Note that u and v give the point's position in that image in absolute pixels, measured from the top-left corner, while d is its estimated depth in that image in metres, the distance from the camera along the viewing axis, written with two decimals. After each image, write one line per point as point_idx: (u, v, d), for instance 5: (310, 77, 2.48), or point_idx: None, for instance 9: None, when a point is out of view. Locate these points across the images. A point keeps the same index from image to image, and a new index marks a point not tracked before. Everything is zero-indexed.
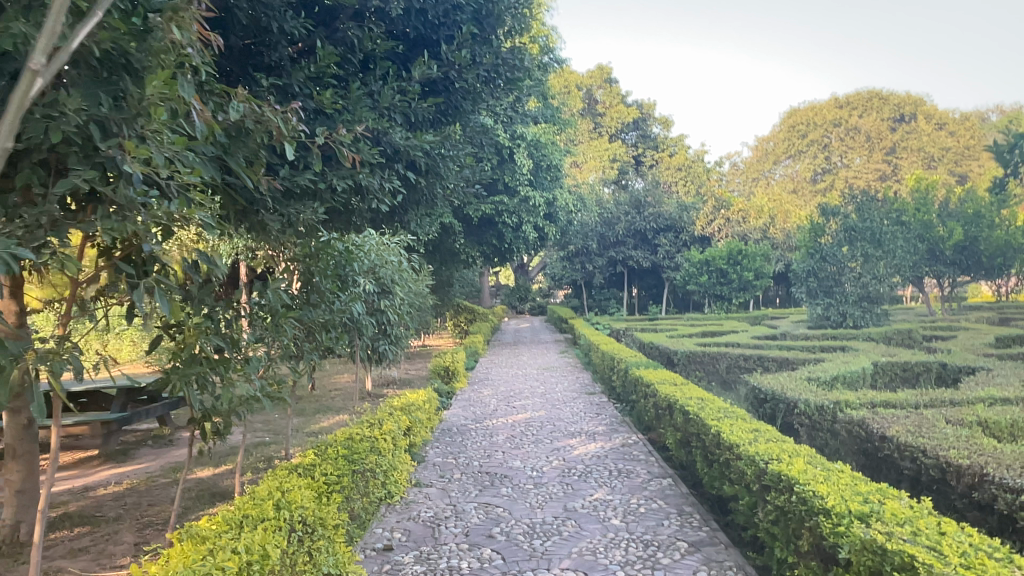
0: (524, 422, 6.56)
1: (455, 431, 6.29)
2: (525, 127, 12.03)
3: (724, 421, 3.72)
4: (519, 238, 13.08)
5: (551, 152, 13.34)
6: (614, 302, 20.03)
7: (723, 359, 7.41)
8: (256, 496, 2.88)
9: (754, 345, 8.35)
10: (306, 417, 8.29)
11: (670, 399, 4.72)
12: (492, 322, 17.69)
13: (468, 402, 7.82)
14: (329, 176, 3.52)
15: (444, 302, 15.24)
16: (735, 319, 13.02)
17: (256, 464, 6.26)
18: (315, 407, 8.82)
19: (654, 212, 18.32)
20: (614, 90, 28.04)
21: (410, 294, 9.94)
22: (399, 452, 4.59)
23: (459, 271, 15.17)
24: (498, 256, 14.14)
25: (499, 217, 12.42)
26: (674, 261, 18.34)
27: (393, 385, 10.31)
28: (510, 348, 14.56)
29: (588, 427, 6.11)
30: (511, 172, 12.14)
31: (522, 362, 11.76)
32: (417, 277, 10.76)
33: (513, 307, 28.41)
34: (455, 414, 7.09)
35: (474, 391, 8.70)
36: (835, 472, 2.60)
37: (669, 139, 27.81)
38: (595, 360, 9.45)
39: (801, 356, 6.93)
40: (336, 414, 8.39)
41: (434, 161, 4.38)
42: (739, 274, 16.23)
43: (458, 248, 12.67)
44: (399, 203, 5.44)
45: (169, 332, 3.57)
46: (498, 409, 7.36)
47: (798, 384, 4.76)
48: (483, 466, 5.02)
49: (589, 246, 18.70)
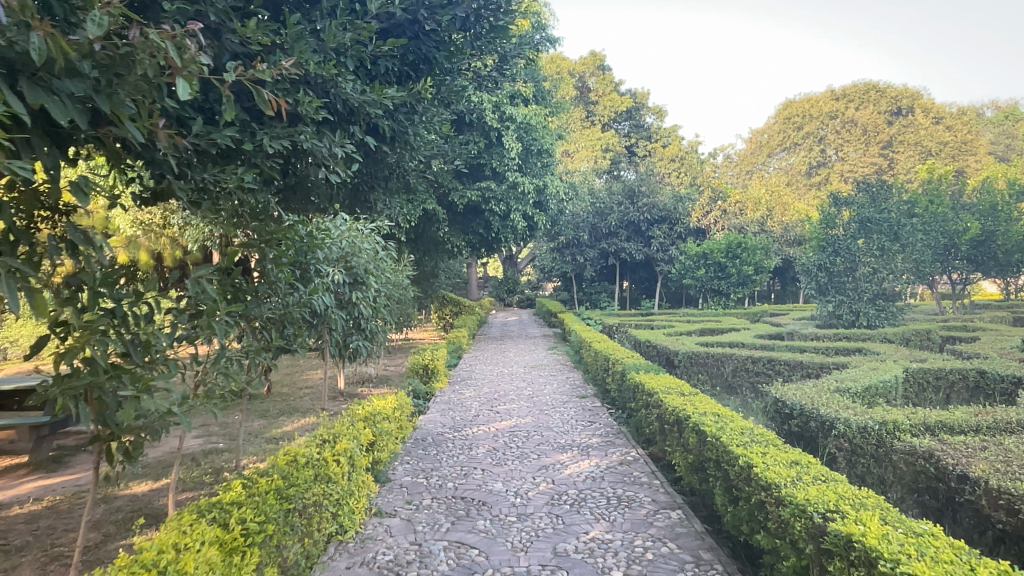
0: (508, 431, 5.82)
1: (430, 442, 5.54)
2: (514, 110, 11.28)
3: (753, 448, 3.01)
4: (508, 228, 12.35)
5: (543, 136, 12.54)
6: (606, 295, 19.34)
7: (729, 361, 6.73)
8: (135, 559, 2.11)
9: (760, 345, 7.64)
10: (269, 420, 7.52)
11: (680, 413, 4.00)
12: (478, 316, 16.94)
13: (447, 405, 7.08)
14: (259, 136, 2.77)
15: (428, 294, 14.47)
16: (735, 315, 12.36)
17: (202, 477, 5.50)
18: (280, 408, 8.05)
19: (648, 202, 17.56)
20: (606, 78, 27.32)
21: (387, 285, 9.16)
22: (356, 475, 3.84)
23: (444, 261, 14.39)
24: (484, 247, 13.40)
25: (485, 204, 11.68)
26: (668, 254, 17.66)
27: (369, 384, 9.55)
28: (496, 343, 13.83)
29: (580, 439, 5.38)
30: (499, 157, 11.41)
31: (508, 359, 11.02)
32: (396, 267, 10.01)
33: (501, 300, 27.65)
34: (431, 420, 6.33)
35: (454, 392, 7.97)
36: (929, 544, 1.92)
37: (663, 129, 27.07)
38: (587, 360, 8.74)
39: (817, 360, 6.27)
40: (302, 416, 7.64)
41: (402, 126, 3.63)
42: (739, 268, 15.58)
43: (442, 238, 11.92)
44: (364, 178, 4.68)
45: (53, 334, 2.74)
46: (480, 414, 6.63)
47: (829, 397, 4.07)
48: (457, 489, 4.27)
49: (580, 237, 17.99)
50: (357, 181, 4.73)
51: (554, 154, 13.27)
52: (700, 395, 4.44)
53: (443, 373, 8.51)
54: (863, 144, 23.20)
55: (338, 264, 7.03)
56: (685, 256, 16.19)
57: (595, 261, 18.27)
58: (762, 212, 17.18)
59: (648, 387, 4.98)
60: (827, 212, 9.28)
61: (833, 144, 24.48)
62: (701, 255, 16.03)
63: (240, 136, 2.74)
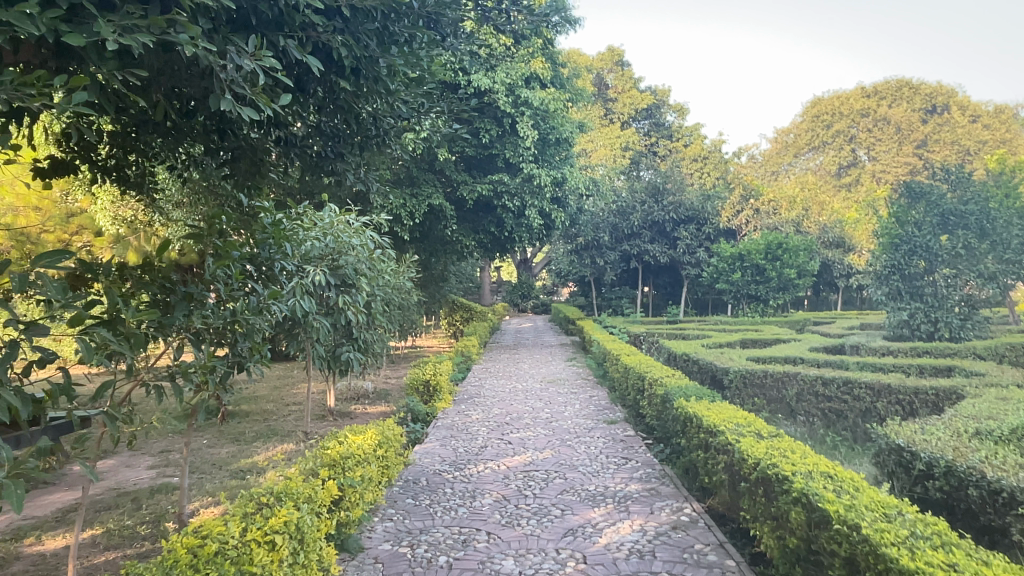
0: (521, 470, 4.64)
1: (423, 486, 4.36)
2: (530, 94, 10.16)
3: (925, 555, 1.88)
4: (523, 227, 11.21)
5: (563, 125, 11.31)
6: (628, 301, 18.09)
7: (793, 382, 5.54)
8: None
9: (823, 360, 6.41)
10: (241, 447, 6.40)
11: (767, 469, 2.82)
12: (491, 322, 15.74)
13: (450, 432, 5.91)
14: (100, 27, 1.61)
15: (435, 299, 13.34)
16: (776, 324, 11.10)
17: (137, 528, 4.36)
18: (257, 432, 6.91)
19: (675, 200, 16.31)
20: (625, 74, 26.20)
21: (385, 288, 8.05)
22: (306, 558, 2.69)
23: (452, 263, 13.26)
24: (497, 249, 12.27)
25: (497, 199, 10.58)
26: (696, 257, 16.42)
27: (364, 401, 8.40)
28: (510, 352, 12.61)
29: (613, 487, 4.18)
30: (512, 147, 10.30)
31: (522, 372, 9.84)
32: (396, 268, 8.91)
33: (515, 306, 26.45)
34: (427, 453, 5.17)
35: (460, 412, 6.83)
36: None
37: (684, 128, 25.76)
38: (614, 375, 7.54)
39: (909, 383, 5.05)
40: (280, 442, 6.50)
41: (371, 53, 2.55)
42: (779, 271, 14.27)
43: (450, 236, 10.82)
44: (334, 139, 3.57)
45: None
46: (488, 444, 5.45)
47: (982, 448, 2.91)
48: (453, 566, 3.10)
49: (600, 239, 16.71)
50: (323, 148, 3.62)
51: (574, 146, 12.13)
52: (797, 441, 3.26)
53: (448, 390, 7.36)
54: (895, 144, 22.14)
55: (319, 263, 5.90)
56: (719, 258, 14.90)
57: (615, 264, 17.02)
58: (797, 212, 15.97)
59: (706, 422, 3.76)
60: (892, 206, 8.05)
61: (864, 143, 23.24)
62: (737, 257, 14.73)
63: (66, 27, 1.60)
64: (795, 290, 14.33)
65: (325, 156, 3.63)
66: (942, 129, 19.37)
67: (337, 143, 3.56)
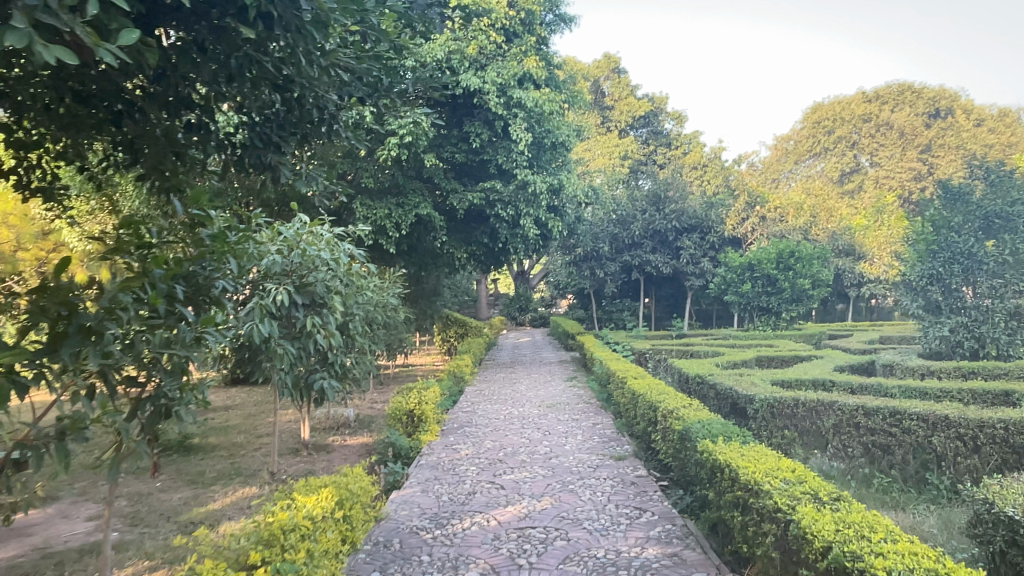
0: (514, 526, 3.88)
1: (395, 551, 3.58)
2: (523, 94, 9.42)
3: None
4: (517, 238, 10.46)
5: (561, 129, 10.60)
6: (629, 314, 17.32)
7: (829, 413, 4.83)
8: None
9: (858, 382, 5.68)
10: (198, 492, 5.62)
11: (842, 560, 2.08)
12: (487, 338, 14.96)
13: (435, 473, 5.14)
14: None
15: (427, 316, 12.59)
16: (791, 339, 10.36)
17: None
18: (219, 471, 6.14)
19: (677, 208, 15.60)
20: (621, 81, 25.60)
21: (365, 307, 7.30)
22: None
23: (445, 277, 12.52)
24: (492, 262, 11.54)
25: (489, 208, 9.86)
26: (700, 268, 15.69)
27: (344, 431, 7.62)
28: (506, 371, 11.85)
29: (625, 551, 3.43)
30: (505, 152, 9.61)
31: (519, 394, 9.08)
32: (380, 283, 8.20)
33: (513, 319, 25.63)
34: (405, 503, 4.40)
35: (448, 446, 6.08)
36: None
37: (683, 135, 25.14)
38: (620, 400, 6.80)
39: (970, 414, 4.34)
40: (243, 484, 5.72)
41: None
42: (793, 281, 13.46)
43: (439, 248, 10.11)
44: (263, 121, 2.83)
45: None
46: (477, 488, 4.68)
47: None
48: None
49: (599, 249, 15.90)
50: (249, 136, 2.88)
51: (572, 152, 11.43)
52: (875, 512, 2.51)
53: (435, 420, 6.59)
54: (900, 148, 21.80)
55: (280, 279, 5.17)
56: (728, 268, 14.14)
57: (616, 276, 16.25)
58: (805, 219, 15.70)
59: (745, 477, 3.00)
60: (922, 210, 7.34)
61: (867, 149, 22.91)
62: (747, 267, 13.93)
63: None
64: (810, 302, 13.52)
65: (251, 146, 2.91)
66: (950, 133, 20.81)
67: (267, 126, 2.84)
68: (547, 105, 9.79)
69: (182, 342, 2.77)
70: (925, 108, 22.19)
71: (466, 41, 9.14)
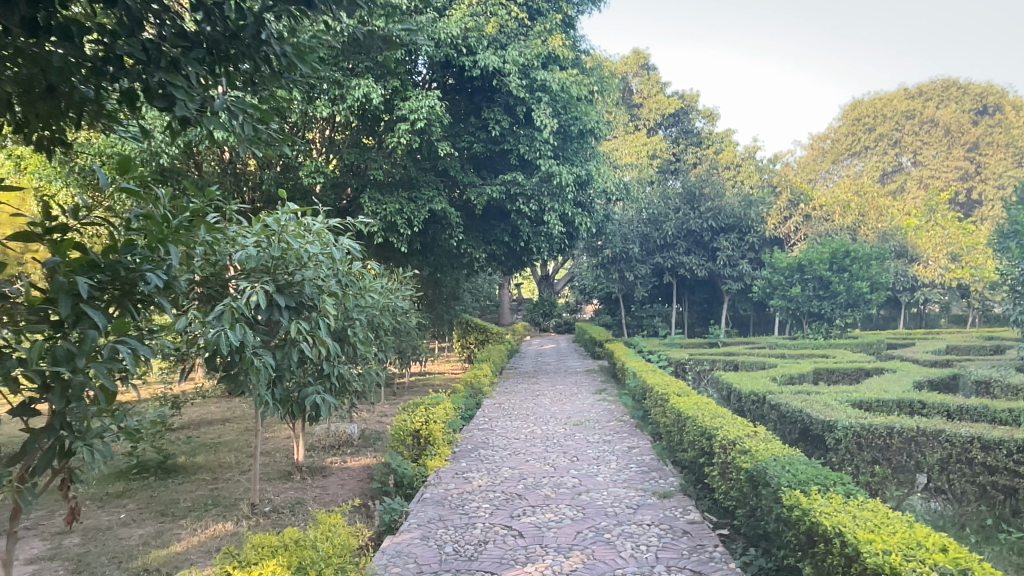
0: None
1: None
2: (549, 76, 8.52)
3: None
4: (541, 236, 9.54)
5: (591, 115, 9.69)
6: (660, 319, 16.30)
7: (935, 446, 3.83)
8: None
9: (959, 405, 4.64)
10: (164, 527, 4.77)
11: None
12: (509, 344, 14.04)
13: (442, 512, 4.21)
14: None
15: (443, 320, 11.70)
16: (847, 348, 9.35)
17: None
18: (193, 501, 5.29)
19: (713, 206, 14.56)
20: (651, 78, 24.67)
21: (368, 311, 6.44)
22: None
23: (462, 279, 11.64)
24: (514, 263, 10.66)
25: (510, 203, 8.95)
26: (738, 270, 14.71)
27: (344, 451, 6.75)
28: (530, 381, 10.91)
29: None
30: (528, 140, 8.71)
31: (543, 408, 8.15)
32: (387, 284, 7.33)
33: (537, 324, 24.63)
34: (398, 557, 3.49)
35: (458, 475, 5.15)
36: None
37: (714, 134, 24.08)
38: (660, 420, 5.83)
39: None
40: (216, 519, 4.86)
41: None
42: (849, 285, 12.26)
43: (455, 247, 9.22)
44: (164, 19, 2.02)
45: None
46: (488, 532, 3.81)
47: None
48: None
49: (629, 250, 14.86)
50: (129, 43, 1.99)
51: (601, 142, 10.50)
52: None
53: (445, 441, 5.67)
54: (944, 147, 23.24)
55: (256, 278, 4.31)
56: (774, 270, 13.13)
57: (647, 279, 15.24)
58: (852, 217, 14.66)
59: (876, 559, 2.05)
60: None
61: (908, 148, 24.24)
62: (796, 268, 12.86)
63: None
64: (868, 307, 12.35)
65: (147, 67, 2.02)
66: (998, 132, 22.38)
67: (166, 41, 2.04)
68: (574, 88, 8.88)
69: (83, 353, 2.10)
70: (971, 104, 23.75)
71: (484, 19, 8.30)
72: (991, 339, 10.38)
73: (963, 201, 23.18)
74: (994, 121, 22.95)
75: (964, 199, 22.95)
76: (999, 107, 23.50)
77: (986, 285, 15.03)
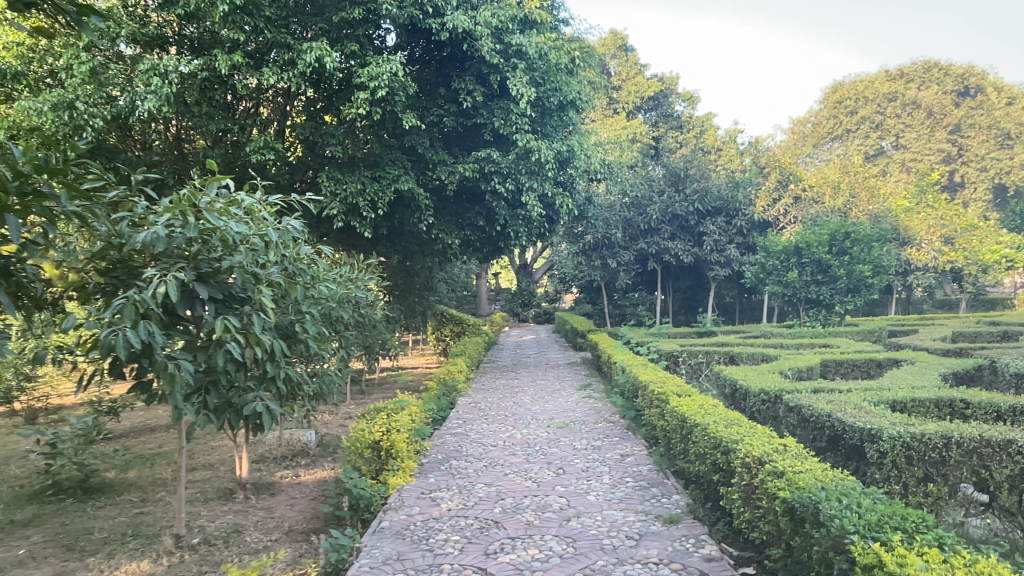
0: None
1: None
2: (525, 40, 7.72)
3: None
4: (519, 220, 8.78)
5: (573, 88, 8.95)
6: (645, 308, 15.62)
7: (1000, 458, 3.16)
8: None
9: (1009, 404, 3.98)
10: (67, 568, 3.92)
11: None
12: (486, 336, 13.26)
13: (401, 549, 3.42)
14: None
15: (415, 313, 10.89)
16: (850, 336, 8.77)
17: None
18: (111, 531, 4.45)
19: (699, 188, 14.03)
20: (629, 60, 24.01)
21: (322, 303, 5.62)
22: None
23: (435, 268, 10.83)
24: (490, 250, 9.87)
25: (485, 183, 8.14)
26: (725, 256, 14.20)
27: (298, 463, 5.94)
28: (509, 376, 10.16)
29: None
30: (503, 113, 7.93)
31: (524, 408, 7.41)
32: (346, 273, 6.50)
33: (516, 316, 23.86)
34: None
35: (425, 496, 4.35)
36: None
37: (694, 117, 23.42)
38: (657, 422, 5.10)
39: None
40: (131, 556, 4.02)
41: None
42: (850, 268, 11.59)
43: (425, 232, 8.40)
44: None
45: None
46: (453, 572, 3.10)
47: None
48: None
49: (612, 236, 14.11)
50: None
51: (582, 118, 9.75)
52: None
53: (410, 453, 4.88)
54: (927, 129, 22.87)
55: (168, 263, 3.46)
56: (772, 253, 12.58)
57: (630, 266, 14.52)
58: (843, 199, 14.10)
59: None
60: None
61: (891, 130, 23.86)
62: (793, 252, 12.29)
63: None
64: (869, 292, 11.70)
65: None
66: (981, 113, 22.12)
67: None
68: (552, 55, 8.12)
69: None
70: (953, 85, 23.44)
71: None
72: (995, 325, 9.86)
73: (947, 183, 22.89)
74: (976, 102, 22.66)
75: (948, 181, 22.78)
76: (980, 88, 23.25)
77: (979, 267, 14.69)
